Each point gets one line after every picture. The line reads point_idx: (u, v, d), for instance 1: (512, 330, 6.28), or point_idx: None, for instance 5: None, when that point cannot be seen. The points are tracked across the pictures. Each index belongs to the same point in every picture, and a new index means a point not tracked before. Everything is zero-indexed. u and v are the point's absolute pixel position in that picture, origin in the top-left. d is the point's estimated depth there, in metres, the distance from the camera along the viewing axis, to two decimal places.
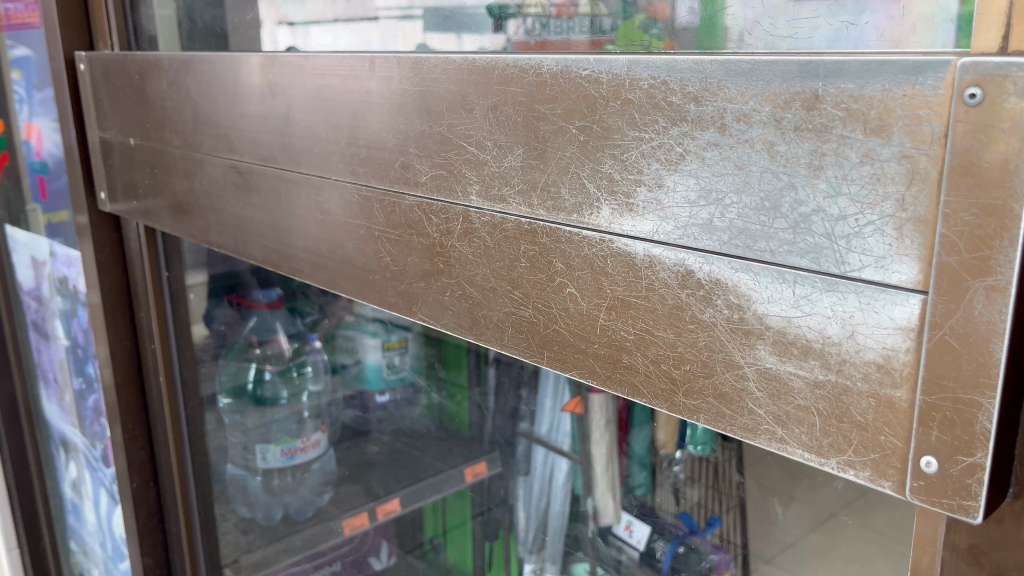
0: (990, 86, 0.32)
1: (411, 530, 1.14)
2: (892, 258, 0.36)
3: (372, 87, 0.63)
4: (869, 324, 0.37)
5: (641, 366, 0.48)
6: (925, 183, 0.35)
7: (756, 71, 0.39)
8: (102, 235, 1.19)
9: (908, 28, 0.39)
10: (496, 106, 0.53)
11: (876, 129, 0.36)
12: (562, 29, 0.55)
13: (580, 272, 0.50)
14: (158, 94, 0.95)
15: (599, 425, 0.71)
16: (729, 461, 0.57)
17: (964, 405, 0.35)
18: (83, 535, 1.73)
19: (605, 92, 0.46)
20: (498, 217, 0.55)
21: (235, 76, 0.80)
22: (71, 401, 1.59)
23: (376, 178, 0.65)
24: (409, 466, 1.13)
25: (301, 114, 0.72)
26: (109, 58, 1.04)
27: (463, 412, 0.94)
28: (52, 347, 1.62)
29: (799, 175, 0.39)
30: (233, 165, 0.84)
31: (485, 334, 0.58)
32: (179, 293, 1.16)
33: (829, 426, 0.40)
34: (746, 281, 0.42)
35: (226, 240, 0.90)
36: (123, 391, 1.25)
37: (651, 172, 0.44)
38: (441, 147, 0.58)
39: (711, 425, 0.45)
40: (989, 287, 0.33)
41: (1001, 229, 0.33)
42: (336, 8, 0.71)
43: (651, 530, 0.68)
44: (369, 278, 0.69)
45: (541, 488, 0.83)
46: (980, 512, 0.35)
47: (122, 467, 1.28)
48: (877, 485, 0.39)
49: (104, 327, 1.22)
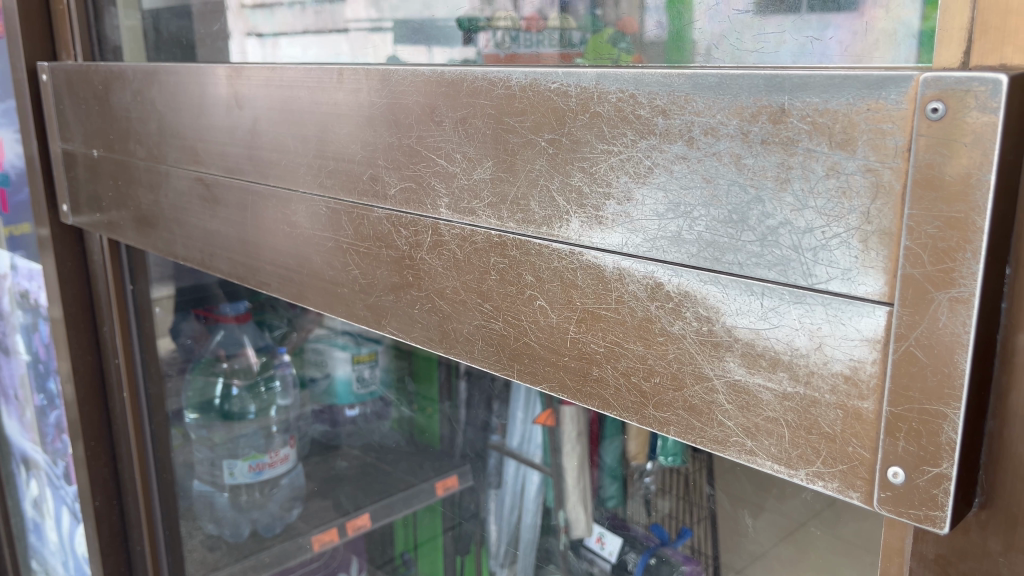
0: (952, 100, 0.33)
1: (382, 545, 1.13)
2: (858, 270, 0.36)
3: (340, 99, 0.63)
4: (836, 336, 0.38)
5: (610, 378, 0.48)
6: (889, 196, 0.35)
7: (723, 85, 0.39)
8: (64, 248, 1.16)
9: (871, 43, 0.39)
10: (465, 119, 0.52)
11: (841, 143, 0.36)
12: (532, 42, 0.55)
13: (550, 285, 0.50)
14: (122, 106, 0.93)
15: (570, 437, 0.70)
16: (700, 473, 0.57)
17: (930, 416, 0.35)
18: (44, 555, 1.69)
19: (574, 105, 0.46)
20: (468, 229, 0.54)
21: (201, 88, 0.79)
22: (31, 417, 1.55)
23: (345, 191, 0.64)
24: (381, 480, 1.11)
25: (268, 126, 0.71)
26: (72, 68, 1.02)
27: (434, 426, 0.94)
28: (12, 363, 1.58)
29: (766, 188, 0.39)
30: (199, 177, 0.83)
31: (454, 347, 0.58)
32: (144, 309, 1.13)
33: (798, 438, 0.40)
34: (714, 293, 0.42)
35: (192, 253, 0.88)
36: (85, 406, 1.22)
37: (620, 186, 0.44)
38: (410, 159, 0.57)
39: (681, 437, 0.45)
40: (952, 299, 0.34)
41: (964, 241, 0.33)
42: (306, 20, 0.71)
43: (622, 541, 0.68)
44: (337, 292, 0.68)
45: (512, 500, 0.83)
46: (946, 522, 0.35)
47: (84, 485, 1.25)
48: (845, 496, 0.39)
49: (66, 342, 1.19)
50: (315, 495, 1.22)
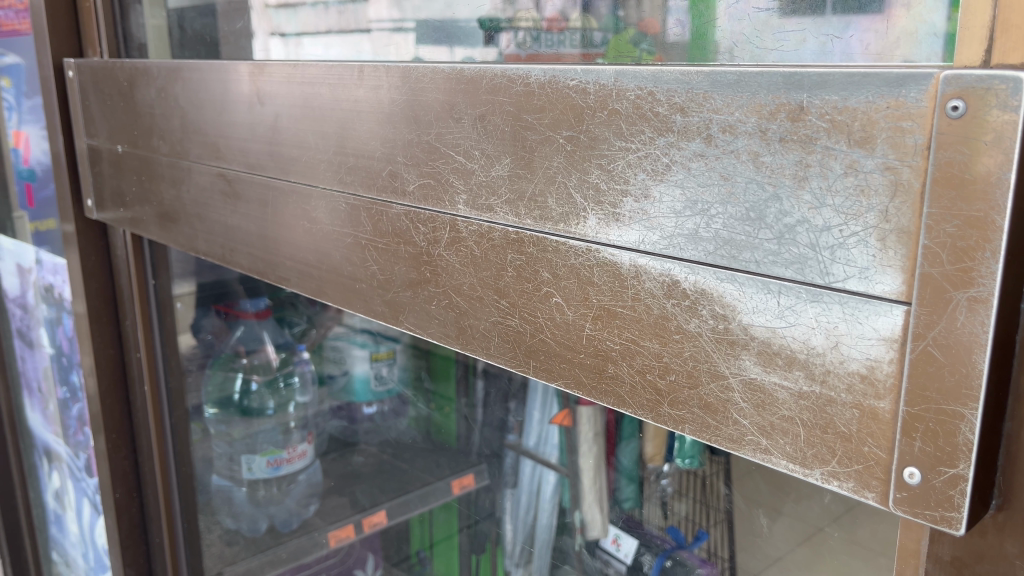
0: (972, 98, 0.32)
1: (398, 542, 1.14)
2: (875, 269, 0.36)
3: (360, 96, 0.63)
4: (853, 335, 0.37)
5: (626, 376, 0.48)
6: (908, 194, 0.35)
7: (742, 82, 0.39)
8: (87, 243, 1.18)
9: (893, 42, 0.39)
10: (484, 116, 0.53)
11: (860, 141, 0.36)
12: (553, 42, 0.55)
13: (566, 282, 0.50)
14: (146, 102, 0.95)
15: (587, 437, 0.70)
16: (717, 475, 0.57)
17: (947, 416, 0.35)
18: (65, 546, 1.72)
19: (592, 102, 0.46)
20: (485, 226, 0.54)
21: (224, 84, 0.80)
22: (54, 410, 1.58)
23: (364, 187, 0.65)
24: (397, 478, 1.12)
25: (289, 123, 0.72)
26: (98, 65, 1.04)
27: (450, 424, 0.94)
28: (36, 356, 1.61)
29: (784, 186, 0.39)
30: (221, 172, 0.84)
31: (471, 343, 0.58)
32: (166, 303, 1.16)
33: (813, 437, 0.40)
34: (731, 291, 0.42)
35: (213, 248, 0.89)
36: (108, 399, 1.24)
37: (637, 182, 0.45)
38: (428, 156, 0.58)
39: (696, 435, 0.45)
40: (971, 299, 0.33)
41: (983, 240, 0.33)
42: (328, 19, 0.71)
43: (638, 543, 0.68)
44: (355, 287, 0.68)
45: (528, 501, 0.83)
46: (962, 523, 0.35)
47: (105, 477, 1.27)
48: (860, 496, 0.39)
49: (89, 336, 1.21)
50: (330, 492, 1.24)
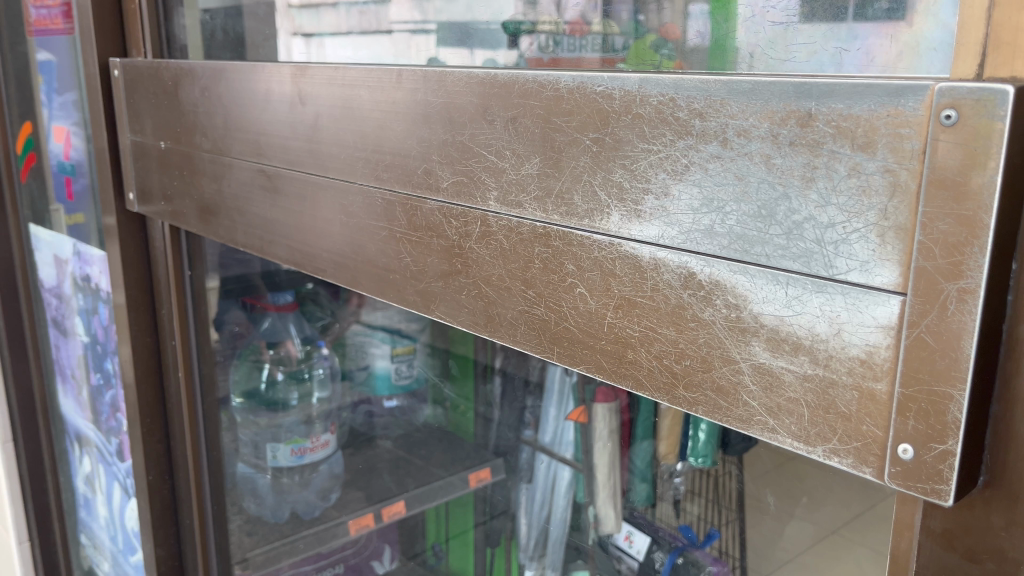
0: (964, 108, 0.36)
1: (412, 537, 1.24)
2: (875, 262, 0.40)
3: (398, 98, 0.67)
4: (854, 323, 0.41)
5: (644, 361, 0.51)
6: (905, 195, 0.38)
7: (756, 91, 0.43)
8: (128, 234, 1.24)
9: (897, 55, 0.42)
10: (516, 118, 0.56)
11: (862, 145, 0.39)
12: (575, 47, 0.58)
13: (590, 273, 0.54)
14: (190, 100, 0.99)
15: (602, 433, 0.74)
16: (729, 475, 0.59)
17: (938, 397, 0.38)
18: (93, 528, 1.78)
19: (618, 106, 0.50)
20: (514, 221, 0.58)
21: (266, 85, 0.84)
22: (87, 396, 1.64)
23: (400, 184, 0.69)
24: (413, 474, 1.19)
25: (329, 122, 0.76)
26: (143, 65, 1.09)
27: (466, 423, 0.99)
28: (70, 344, 1.67)
29: (793, 186, 0.42)
30: (262, 168, 0.88)
31: (498, 331, 0.62)
32: (201, 293, 1.20)
33: (816, 416, 0.43)
34: (743, 282, 0.45)
35: (251, 241, 0.94)
36: (143, 385, 1.29)
37: (657, 181, 0.48)
38: (462, 155, 0.61)
39: (709, 416, 0.49)
40: (961, 290, 0.37)
41: (972, 237, 0.36)
42: (351, 20, 0.76)
43: (649, 541, 0.71)
44: (389, 278, 0.73)
45: (543, 496, 0.88)
46: (951, 495, 0.39)
47: (140, 460, 1.32)
48: (858, 471, 0.42)
49: (127, 324, 1.26)
50: (349, 484, 1.30)
